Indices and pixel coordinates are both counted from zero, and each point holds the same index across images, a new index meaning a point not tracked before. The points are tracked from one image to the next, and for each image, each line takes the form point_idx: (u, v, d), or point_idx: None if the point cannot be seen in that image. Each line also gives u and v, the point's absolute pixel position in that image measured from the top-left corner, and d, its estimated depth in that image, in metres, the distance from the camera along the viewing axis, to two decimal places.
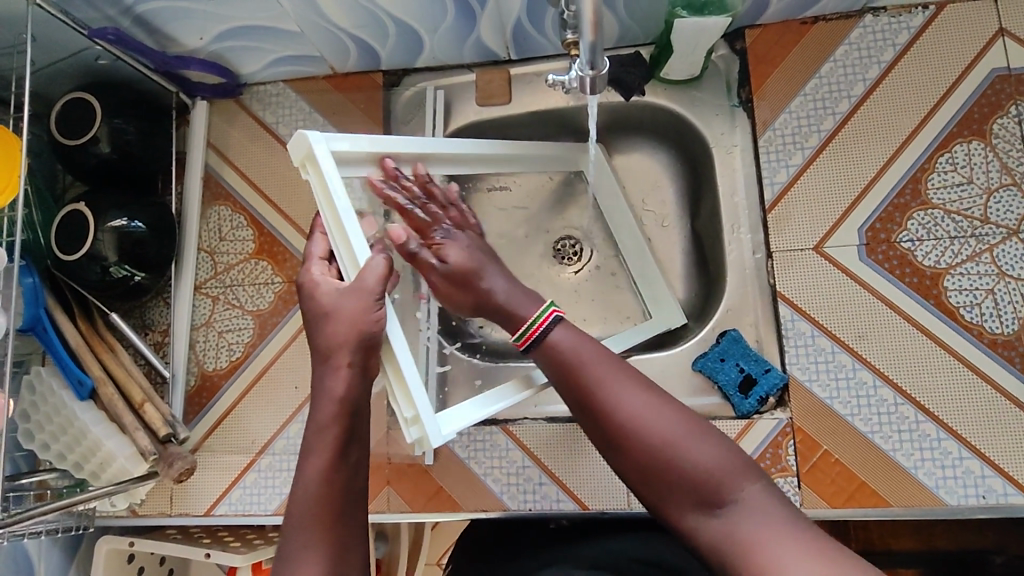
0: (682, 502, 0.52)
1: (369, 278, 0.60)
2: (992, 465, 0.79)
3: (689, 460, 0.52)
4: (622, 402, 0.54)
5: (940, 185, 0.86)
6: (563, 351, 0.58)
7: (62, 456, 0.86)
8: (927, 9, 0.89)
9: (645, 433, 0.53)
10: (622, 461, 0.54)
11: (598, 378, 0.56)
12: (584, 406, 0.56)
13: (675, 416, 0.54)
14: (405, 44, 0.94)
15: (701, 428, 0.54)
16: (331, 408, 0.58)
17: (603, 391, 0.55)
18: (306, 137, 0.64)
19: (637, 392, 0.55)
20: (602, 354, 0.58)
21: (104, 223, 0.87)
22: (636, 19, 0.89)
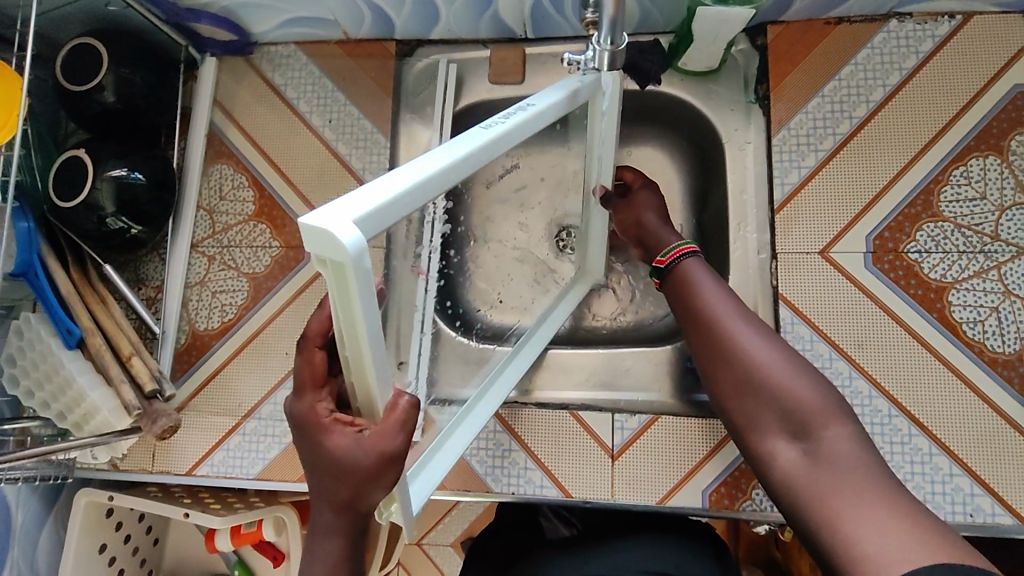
0: (772, 428, 0.56)
1: (383, 440, 0.44)
2: (982, 484, 0.78)
3: (792, 393, 0.56)
4: (736, 332, 0.62)
5: (952, 199, 0.84)
6: (692, 278, 0.69)
7: (45, 406, 0.85)
8: (953, 18, 0.88)
9: (754, 360, 0.59)
10: (720, 381, 0.61)
11: (708, 302, 0.66)
12: (691, 322, 0.67)
13: (785, 357, 0.59)
14: (421, 14, 0.92)
15: (811, 375, 0.58)
16: (332, 553, 0.49)
17: (712, 314, 0.64)
18: (347, 255, 0.34)
19: (741, 318, 0.64)
20: (727, 293, 0.67)
21: (103, 172, 0.86)
22: (658, 5, 0.87)
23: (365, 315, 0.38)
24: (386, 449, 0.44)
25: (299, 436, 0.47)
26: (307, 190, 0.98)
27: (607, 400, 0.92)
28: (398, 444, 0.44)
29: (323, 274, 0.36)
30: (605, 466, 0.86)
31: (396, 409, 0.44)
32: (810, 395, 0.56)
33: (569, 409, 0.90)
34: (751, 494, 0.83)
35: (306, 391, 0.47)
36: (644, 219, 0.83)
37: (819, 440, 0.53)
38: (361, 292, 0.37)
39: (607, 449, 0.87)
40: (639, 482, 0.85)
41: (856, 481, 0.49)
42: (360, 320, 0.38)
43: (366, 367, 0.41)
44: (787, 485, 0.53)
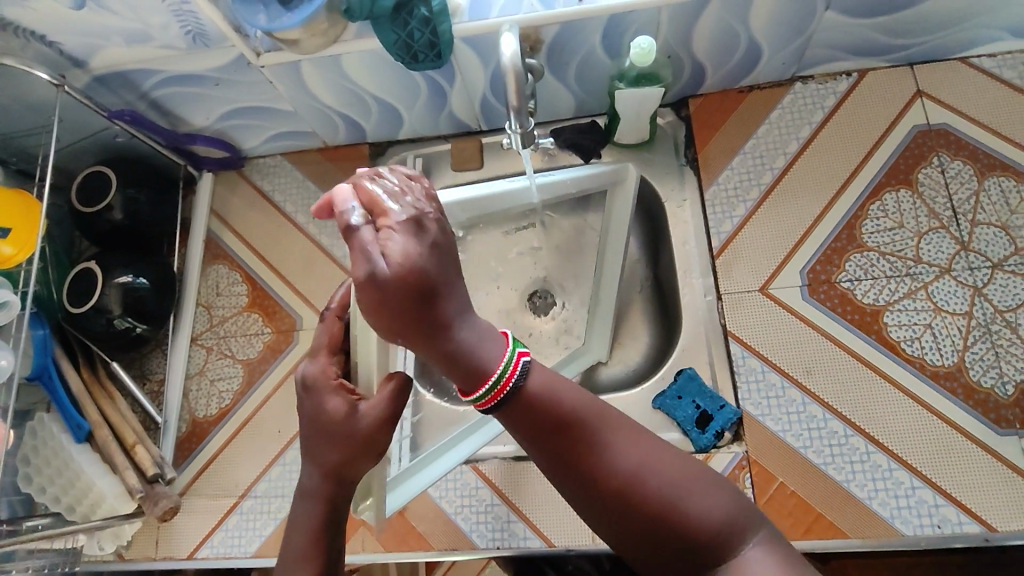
0: (682, 563, 0.49)
1: (376, 405, 0.58)
2: (944, 495, 0.82)
3: (692, 521, 0.49)
4: (617, 462, 0.50)
5: (875, 230, 0.93)
6: (553, 403, 0.51)
7: (55, 500, 0.90)
8: (850, 76, 1.00)
9: (643, 489, 0.49)
10: (608, 522, 0.51)
11: (582, 437, 0.50)
12: (561, 461, 0.51)
13: (675, 471, 0.50)
14: (388, 119, 1.06)
15: (702, 480, 0.51)
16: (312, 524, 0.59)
17: (588, 446, 0.50)
18: (375, 225, 0.51)
19: (625, 442, 0.51)
20: (601, 412, 0.51)
21: (111, 280, 0.97)
22: (588, 91, 1.00)
23: None
24: (381, 414, 0.58)
25: (305, 395, 0.61)
26: (294, 280, 1.08)
27: None
28: (390, 410, 0.58)
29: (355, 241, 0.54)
30: None
31: (391, 381, 0.59)
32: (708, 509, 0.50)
33: None
34: None
35: (319, 355, 0.62)
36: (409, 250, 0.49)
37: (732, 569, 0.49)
38: None
39: None
40: None
41: None
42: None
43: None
44: None
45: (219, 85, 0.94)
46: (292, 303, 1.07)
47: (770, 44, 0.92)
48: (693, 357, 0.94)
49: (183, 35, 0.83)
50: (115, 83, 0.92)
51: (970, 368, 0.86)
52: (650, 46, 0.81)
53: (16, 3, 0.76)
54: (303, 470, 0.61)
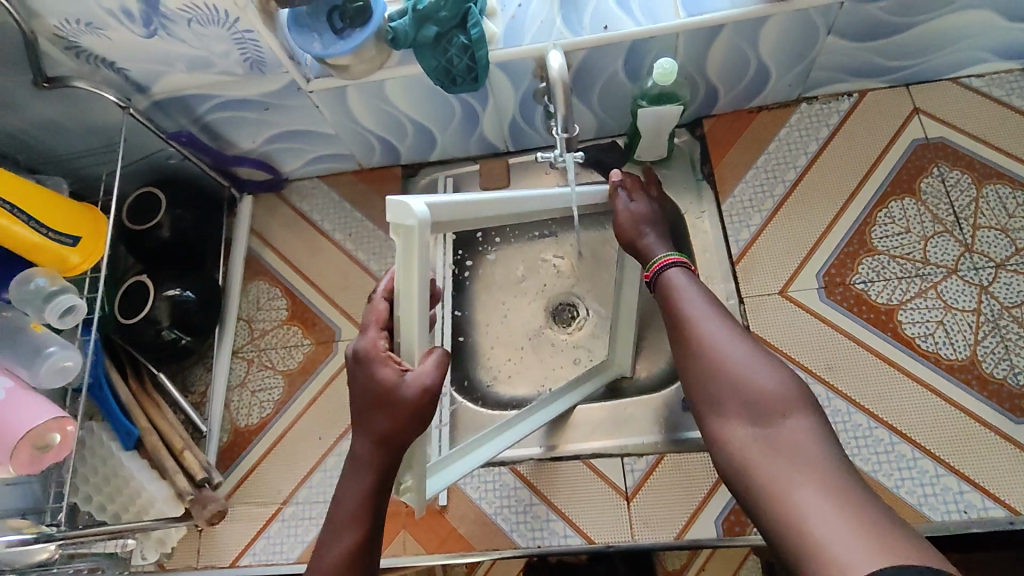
0: (731, 415, 0.63)
1: (423, 377, 0.61)
2: (967, 481, 0.85)
3: (750, 381, 0.63)
4: (709, 330, 0.68)
5: (884, 235, 0.99)
6: (678, 283, 0.74)
7: (102, 508, 0.94)
8: (851, 96, 1.08)
9: (720, 350, 0.66)
10: (689, 374, 0.68)
11: (689, 307, 0.71)
12: (671, 325, 0.72)
13: (751, 349, 0.66)
14: (422, 141, 1.13)
15: (770, 362, 0.65)
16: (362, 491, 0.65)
17: (687, 317, 0.70)
18: (413, 217, 0.54)
19: (717, 319, 0.69)
20: (709, 298, 0.72)
21: (161, 293, 1.02)
22: (610, 113, 1.07)
23: (417, 277, 0.57)
24: (427, 384, 0.61)
25: (358, 366, 0.64)
26: (333, 294, 1.14)
27: (614, 446, 0.97)
28: (434, 380, 0.61)
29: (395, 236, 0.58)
30: (622, 507, 0.93)
31: (433, 357, 0.62)
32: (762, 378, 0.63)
33: (582, 458, 0.97)
34: None
35: (368, 331, 0.65)
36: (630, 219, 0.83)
37: (777, 426, 0.60)
38: (418, 255, 0.56)
39: (622, 493, 0.94)
40: (654, 519, 0.92)
41: (810, 459, 0.56)
42: (412, 282, 0.57)
43: (413, 328, 0.60)
44: (741, 465, 0.59)
45: (269, 110, 1.01)
46: (331, 316, 1.12)
47: (777, 67, 1.00)
48: None
49: (241, 61, 0.90)
50: (172, 108, 0.99)
51: (983, 360, 0.91)
52: (671, 66, 0.88)
53: (94, 31, 0.83)
54: (355, 440, 0.66)
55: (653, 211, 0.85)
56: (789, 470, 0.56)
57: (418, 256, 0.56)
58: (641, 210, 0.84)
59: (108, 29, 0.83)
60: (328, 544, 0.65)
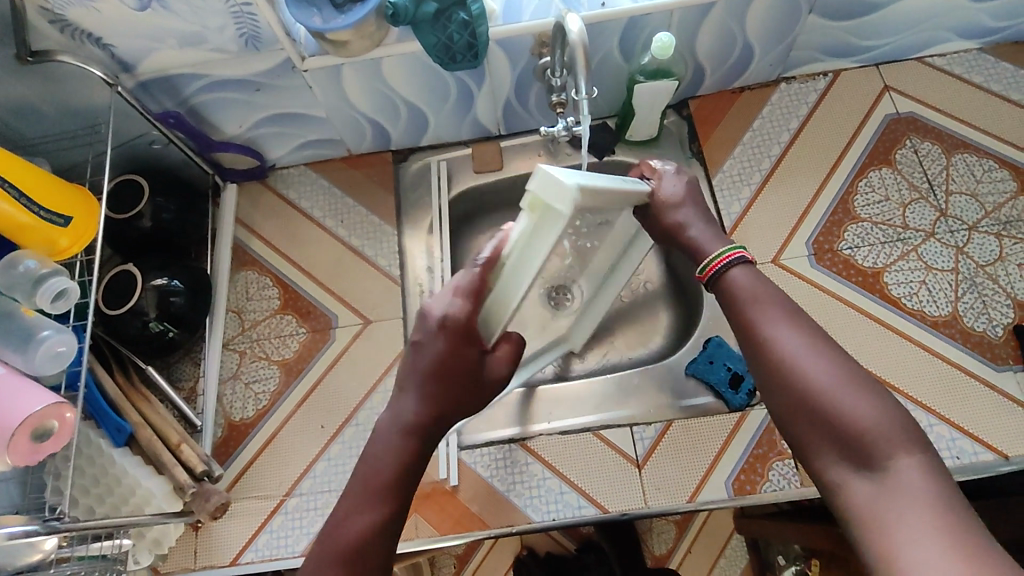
0: (830, 451, 0.55)
1: (497, 367, 0.69)
2: (958, 428, 0.90)
3: (846, 410, 0.54)
4: (788, 349, 0.59)
5: (866, 204, 1.04)
6: (744, 291, 0.65)
7: (91, 510, 0.88)
8: (827, 76, 1.14)
9: (801, 373, 0.57)
10: (770, 398, 0.60)
11: (760, 322, 0.62)
12: (740, 336, 0.64)
13: (841, 368, 0.57)
14: (414, 125, 1.13)
15: (867, 384, 0.56)
16: (399, 459, 0.63)
17: (758, 327, 0.62)
18: (570, 203, 0.58)
19: (796, 334, 0.60)
20: (779, 303, 0.63)
21: (147, 282, 0.98)
22: (603, 92, 1.09)
23: (540, 259, 0.63)
24: (500, 373, 0.69)
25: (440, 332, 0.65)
26: (327, 280, 1.11)
27: (624, 416, 0.98)
28: (509, 370, 0.70)
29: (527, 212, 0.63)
30: (634, 475, 0.94)
31: (512, 342, 0.71)
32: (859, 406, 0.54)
33: (591, 430, 0.98)
34: (768, 476, 0.92)
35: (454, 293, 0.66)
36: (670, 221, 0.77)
37: (881, 464, 0.52)
38: (554, 235, 0.61)
39: (633, 460, 0.95)
40: (667, 485, 0.93)
41: (923, 509, 0.48)
42: (538, 260, 0.63)
43: (510, 307, 0.66)
44: (846, 511, 0.52)
45: (260, 91, 0.99)
46: (327, 303, 1.10)
47: (761, 47, 1.04)
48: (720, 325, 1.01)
49: (237, 38, 0.88)
50: (159, 89, 0.96)
51: (964, 315, 0.96)
52: (670, 40, 0.91)
53: (82, 3, 0.80)
54: (404, 405, 0.65)
55: (693, 188, 0.80)
56: (900, 526, 0.48)
57: (559, 235, 0.61)
58: (680, 193, 0.79)
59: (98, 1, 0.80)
60: (346, 515, 0.60)
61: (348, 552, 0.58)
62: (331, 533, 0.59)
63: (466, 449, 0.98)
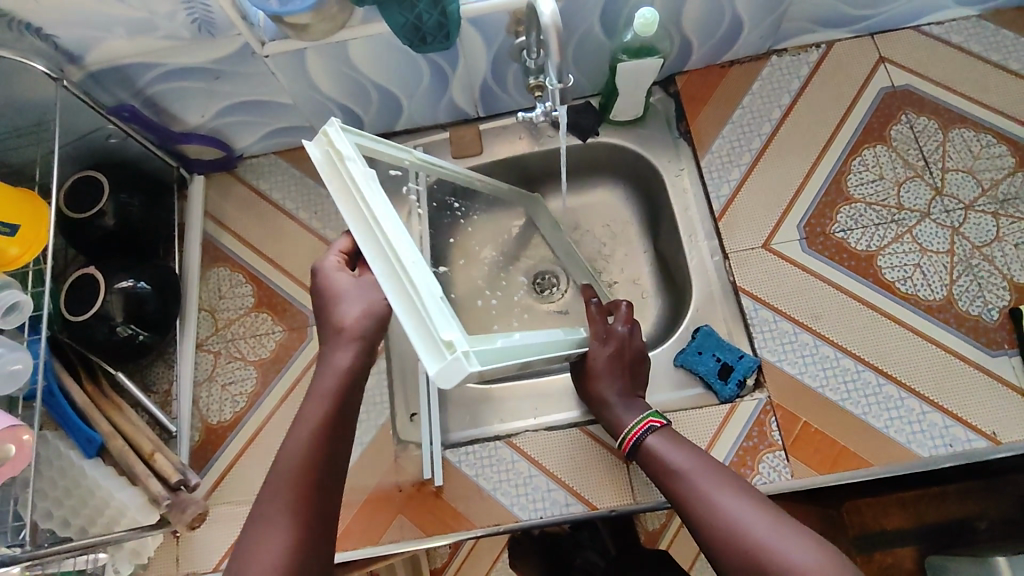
0: None
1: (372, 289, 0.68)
2: (951, 416, 0.88)
3: (780, 553, 0.59)
4: (723, 506, 0.64)
5: (859, 183, 1.01)
6: (668, 456, 0.72)
7: (65, 523, 0.86)
8: (819, 47, 1.08)
9: (741, 528, 0.61)
10: (722, 557, 0.62)
11: (688, 483, 0.68)
12: (680, 505, 0.68)
13: (771, 517, 0.62)
14: (388, 109, 1.07)
15: (793, 529, 0.61)
16: (333, 380, 0.65)
17: (689, 491, 0.68)
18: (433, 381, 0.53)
19: (724, 490, 0.66)
20: (706, 464, 0.70)
21: (112, 285, 0.93)
22: (585, 71, 1.04)
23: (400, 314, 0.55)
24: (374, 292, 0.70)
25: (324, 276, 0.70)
26: (302, 275, 1.07)
27: None
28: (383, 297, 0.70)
29: (423, 303, 0.54)
30: (623, 471, 0.92)
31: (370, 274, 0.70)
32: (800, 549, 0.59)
33: (577, 426, 0.95)
34: (759, 469, 0.88)
35: (361, 307, 0.67)
36: (606, 397, 0.83)
37: None
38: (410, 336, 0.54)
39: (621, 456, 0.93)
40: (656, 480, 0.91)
41: None
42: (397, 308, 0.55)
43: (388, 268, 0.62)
44: None
45: (220, 79, 0.93)
46: (301, 299, 1.06)
47: (750, 19, 0.99)
48: (709, 316, 0.98)
49: (189, 24, 0.82)
50: (110, 79, 0.90)
51: (959, 299, 0.94)
52: (653, 16, 0.85)
53: None
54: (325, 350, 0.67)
55: (616, 359, 0.86)
56: None
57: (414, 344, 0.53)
58: (603, 364, 0.85)
59: None
60: (292, 442, 0.64)
61: (295, 480, 0.62)
62: (281, 460, 0.64)
63: (451, 448, 0.96)
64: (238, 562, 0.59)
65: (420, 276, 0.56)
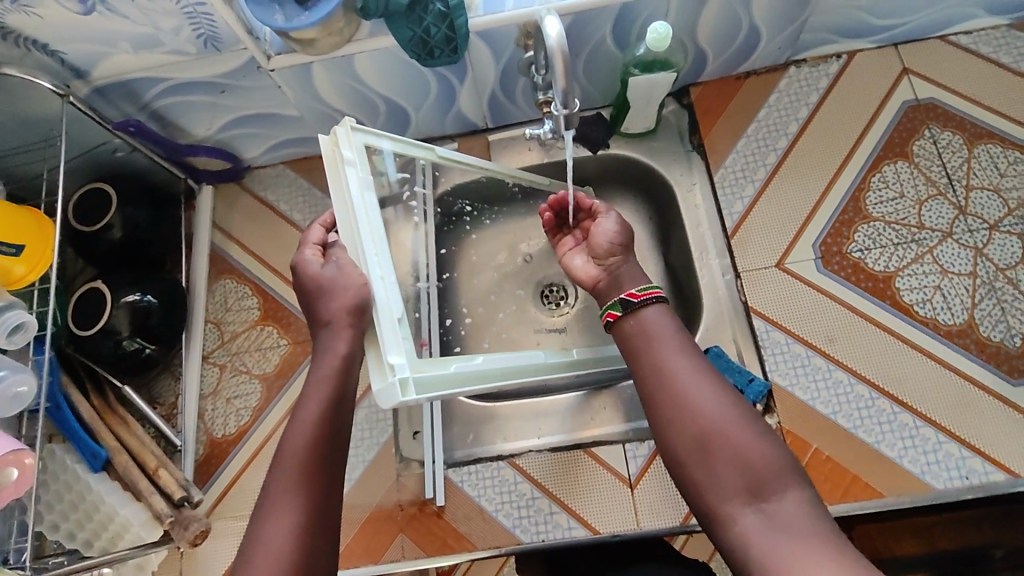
0: (721, 476, 0.59)
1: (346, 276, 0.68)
2: (970, 447, 0.85)
3: (735, 444, 0.59)
4: (688, 390, 0.63)
5: (878, 201, 0.97)
6: (649, 326, 0.69)
7: (71, 536, 0.87)
8: (840, 58, 1.04)
9: (702, 415, 0.61)
10: (673, 425, 0.62)
11: (659, 351, 0.66)
12: (643, 370, 0.67)
13: (734, 411, 0.62)
14: (395, 121, 1.06)
15: (754, 423, 0.61)
16: (333, 364, 0.66)
17: (659, 362, 0.66)
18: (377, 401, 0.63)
19: (696, 374, 0.64)
20: (683, 344, 0.67)
21: (118, 299, 0.93)
22: (595, 83, 1.02)
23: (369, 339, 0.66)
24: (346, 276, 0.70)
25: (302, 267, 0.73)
26: None
27: (612, 433, 0.94)
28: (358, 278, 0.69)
29: (381, 321, 0.64)
30: (626, 495, 0.90)
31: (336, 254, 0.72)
32: (765, 451, 0.59)
33: (581, 448, 0.94)
34: None
35: (340, 302, 0.67)
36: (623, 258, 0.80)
37: (769, 496, 0.56)
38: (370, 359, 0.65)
39: (625, 480, 0.91)
40: (660, 505, 0.89)
41: (810, 543, 0.52)
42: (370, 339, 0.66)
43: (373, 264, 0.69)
44: (744, 548, 0.55)
45: (225, 93, 0.92)
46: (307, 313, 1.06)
47: (768, 30, 0.95)
48: (719, 335, 0.95)
49: (194, 39, 0.81)
50: (117, 94, 0.89)
51: (980, 324, 0.90)
52: (666, 30, 0.82)
53: (20, 10, 0.73)
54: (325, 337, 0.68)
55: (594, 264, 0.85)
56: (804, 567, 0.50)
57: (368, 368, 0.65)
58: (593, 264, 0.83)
59: (37, 7, 0.73)
60: (297, 424, 0.65)
61: (304, 461, 0.63)
62: (287, 442, 0.64)
63: (453, 467, 0.95)
64: (249, 545, 0.59)
65: (383, 294, 0.65)
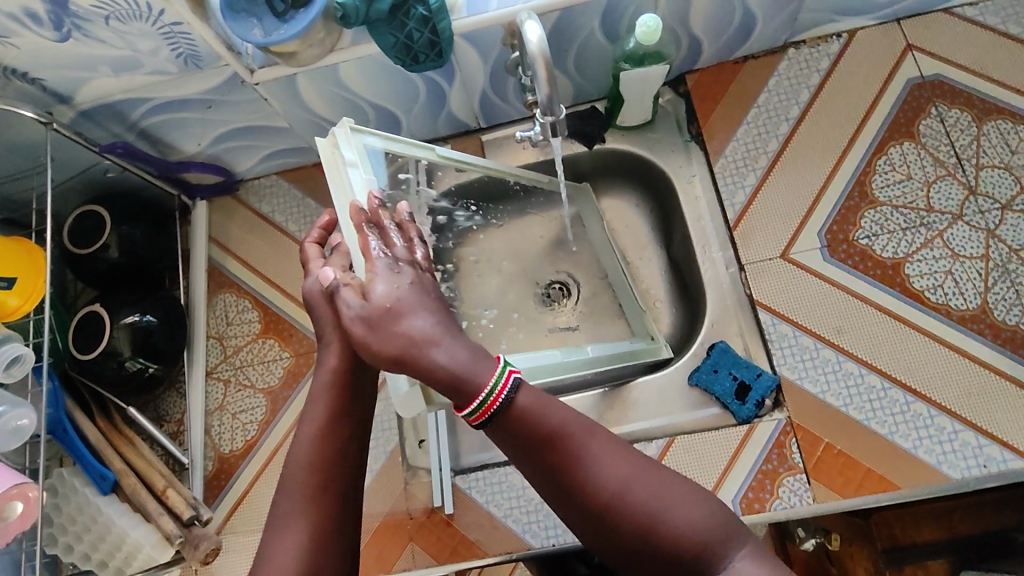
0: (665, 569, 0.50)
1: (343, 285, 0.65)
2: (986, 434, 0.83)
3: (674, 526, 0.50)
4: (605, 478, 0.51)
5: (885, 185, 0.94)
6: (533, 410, 0.52)
7: (86, 557, 0.88)
8: (840, 37, 1.01)
9: (628, 501, 0.50)
10: (597, 524, 0.51)
11: (556, 439, 0.52)
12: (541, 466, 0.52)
13: (659, 482, 0.51)
14: (386, 126, 1.04)
15: (680, 485, 0.52)
16: (327, 378, 0.65)
17: (555, 452, 0.51)
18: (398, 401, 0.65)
19: (604, 453, 0.52)
20: (577, 418, 0.52)
21: (118, 320, 0.93)
22: (588, 77, 0.99)
23: None
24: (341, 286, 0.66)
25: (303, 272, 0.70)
26: None
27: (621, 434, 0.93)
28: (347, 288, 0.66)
29: None
30: None
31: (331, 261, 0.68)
32: (701, 520, 0.51)
33: None
34: (778, 493, 0.85)
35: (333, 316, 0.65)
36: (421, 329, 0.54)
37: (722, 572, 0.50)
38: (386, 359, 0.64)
39: None
40: None
41: None
42: None
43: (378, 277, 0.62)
44: None
45: (211, 108, 0.91)
46: (308, 324, 1.05)
47: (765, 13, 0.92)
48: (724, 330, 0.95)
49: (174, 58, 0.79)
50: (103, 115, 0.88)
51: (994, 308, 0.88)
52: (656, 24, 0.80)
53: None
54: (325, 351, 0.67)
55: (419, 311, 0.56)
56: None
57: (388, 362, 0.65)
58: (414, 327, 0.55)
59: (14, 37, 0.72)
60: (297, 440, 0.63)
61: (308, 478, 0.61)
62: (289, 460, 0.62)
63: (461, 474, 0.94)
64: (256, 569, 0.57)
65: None
